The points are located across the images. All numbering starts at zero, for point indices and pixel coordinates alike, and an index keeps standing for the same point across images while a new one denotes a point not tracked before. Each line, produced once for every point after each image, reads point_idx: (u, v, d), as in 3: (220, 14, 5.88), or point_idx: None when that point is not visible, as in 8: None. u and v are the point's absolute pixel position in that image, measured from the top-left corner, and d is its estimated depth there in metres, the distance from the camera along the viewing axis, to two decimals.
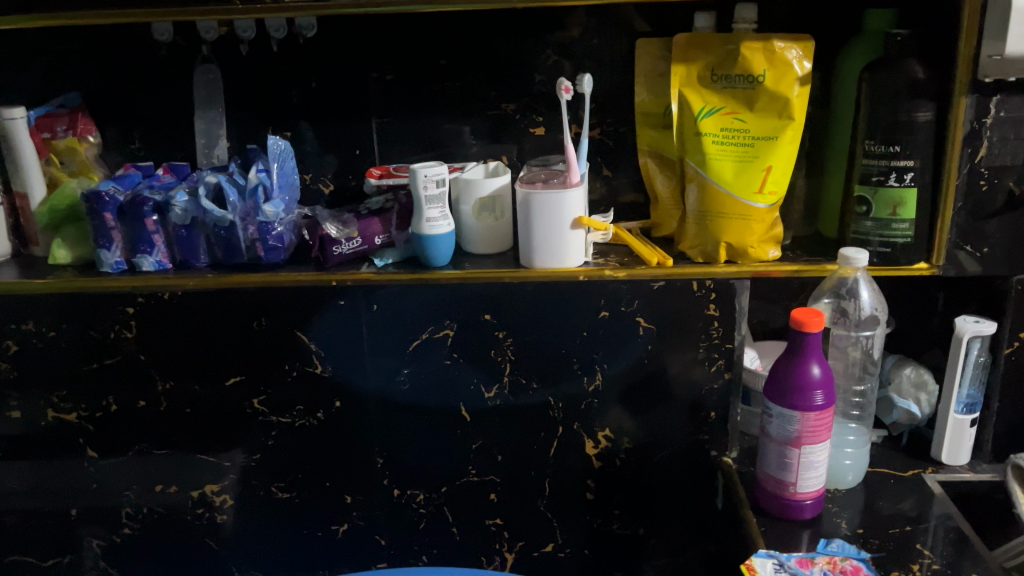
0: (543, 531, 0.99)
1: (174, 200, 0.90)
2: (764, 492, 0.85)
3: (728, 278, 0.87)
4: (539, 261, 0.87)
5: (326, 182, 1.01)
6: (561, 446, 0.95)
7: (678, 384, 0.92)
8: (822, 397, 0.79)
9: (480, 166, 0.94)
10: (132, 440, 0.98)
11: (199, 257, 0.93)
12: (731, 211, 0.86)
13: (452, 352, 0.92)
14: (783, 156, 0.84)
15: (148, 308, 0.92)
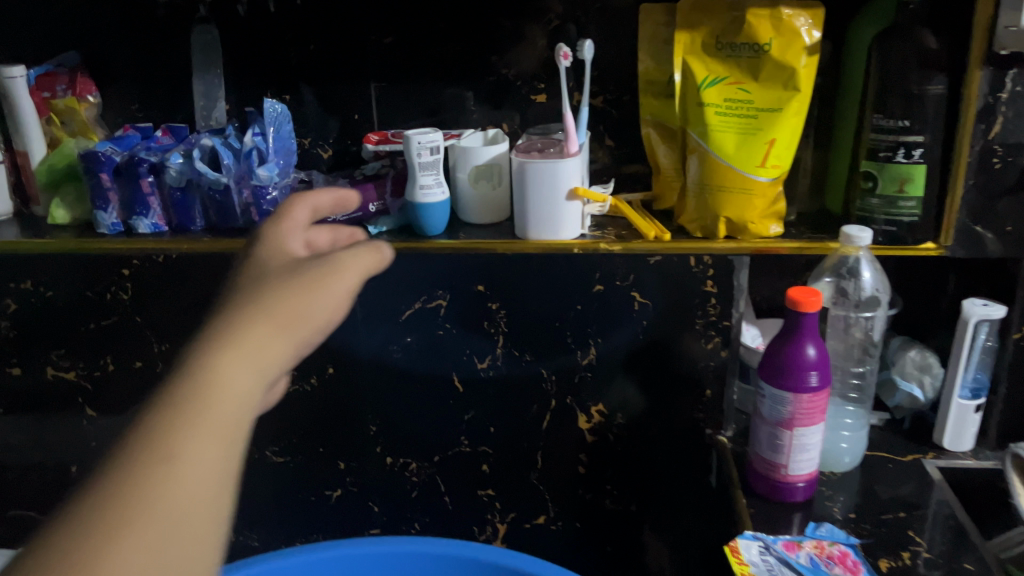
0: (536, 504, 0.98)
1: (169, 162, 0.90)
2: (756, 473, 0.83)
3: (727, 254, 0.85)
4: (534, 231, 0.85)
5: (325, 146, 1.00)
6: (554, 419, 0.94)
7: (674, 360, 0.90)
8: (816, 379, 0.76)
9: (478, 133, 0.92)
10: (129, 400, 0.99)
11: (194, 220, 0.93)
12: (733, 185, 0.83)
13: (444, 323, 0.91)
14: (788, 129, 0.81)
15: (142, 272, 0.93)
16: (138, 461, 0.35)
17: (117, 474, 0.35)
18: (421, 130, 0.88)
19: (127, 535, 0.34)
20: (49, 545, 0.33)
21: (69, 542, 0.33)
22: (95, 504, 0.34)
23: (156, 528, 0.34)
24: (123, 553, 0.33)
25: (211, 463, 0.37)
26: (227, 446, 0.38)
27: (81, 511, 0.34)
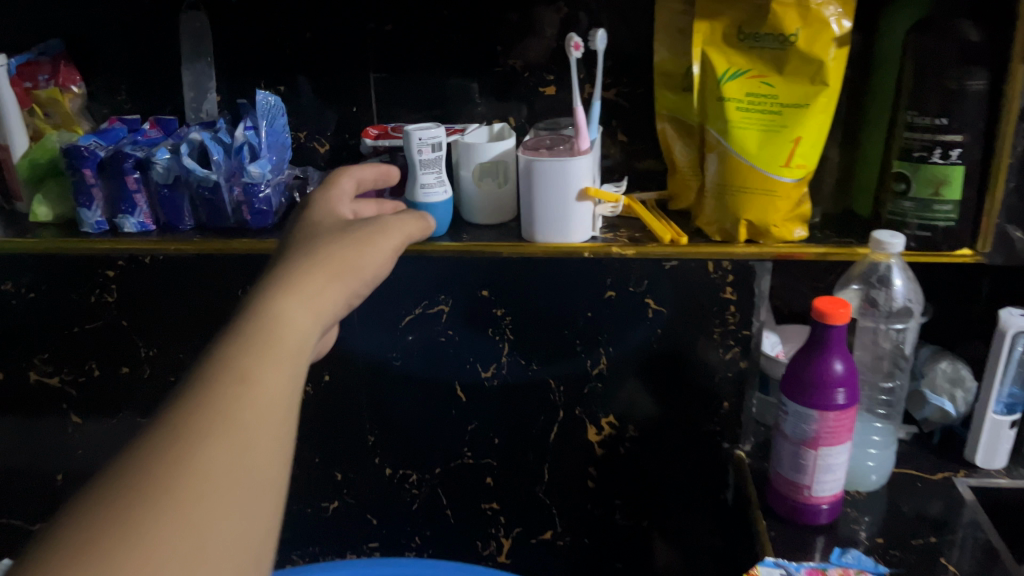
0: (542, 518, 0.93)
1: (155, 158, 0.84)
2: (776, 492, 0.78)
3: (748, 259, 0.80)
4: (542, 234, 0.80)
5: (322, 141, 0.95)
6: (562, 430, 0.89)
7: (689, 370, 0.85)
8: (844, 396, 0.71)
9: (483, 128, 0.87)
10: (116, 406, 0.95)
11: (183, 220, 0.88)
12: (755, 186, 0.77)
13: (447, 329, 0.86)
14: (814, 126, 0.76)
15: (128, 273, 0.88)
16: (223, 369, 0.39)
17: (205, 378, 0.39)
18: (422, 125, 0.83)
19: (220, 425, 0.37)
20: (156, 434, 0.36)
21: (173, 430, 0.36)
22: (189, 401, 0.38)
23: (243, 419, 0.38)
24: (221, 437, 0.37)
25: (280, 376, 0.41)
26: (295, 364, 0.42)
27: (177, 407, 0.37)
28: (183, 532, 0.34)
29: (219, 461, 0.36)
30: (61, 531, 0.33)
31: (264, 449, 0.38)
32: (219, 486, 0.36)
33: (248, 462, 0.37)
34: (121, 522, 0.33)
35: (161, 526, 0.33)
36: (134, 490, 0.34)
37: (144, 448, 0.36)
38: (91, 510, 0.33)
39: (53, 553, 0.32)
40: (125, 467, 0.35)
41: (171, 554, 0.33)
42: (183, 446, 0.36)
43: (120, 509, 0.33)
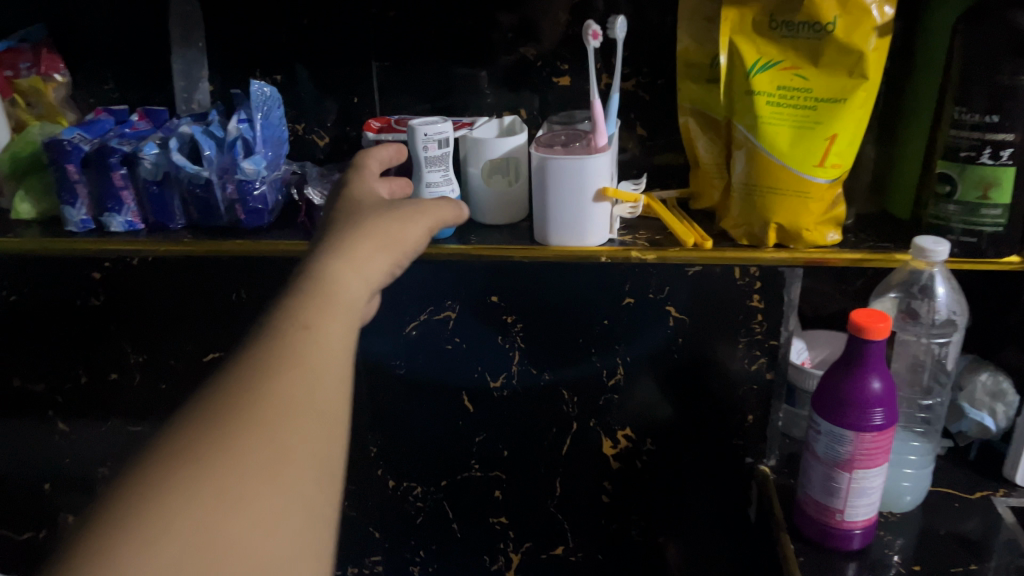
0: (553, 533, 0.88)
1: (142, 153, 0.79)
2: (805, 515, 0.73)
3: (777, 265, 0.75)
4: (556, 237, 0.74)
5: (321, 133, 0.89)
6: (575, 443, 0.84)
7: (712, 381, 0.80)
8: (882, 417, 0.66)
9: (493, 122, 0.82)
10: (105, 414, 0.90)
11: (174, 219, 0.83)
12: (786, 187, 0.72)
13: (454, 337, 0.81)
14: (851, 122, 0.70)
15: (116, 274, 0.83)
16: (290, 314, 0.43)
17: (274, 322, 0.42)
18: (428, 118, 0.78)
19: (293, 358, 0.40)
20: (237, 367, 0.40)
21: (251, 364, 0.40)
22: (262, 341, 0.41)
23: (311, 357, 0.41)
24: (295, 368, 0.40)
25: (344, 324, 0.44)
26: (352, 314, 0.46)
27: (252, 347, 0.41)
28: (268, 444, 0.37)
29: (295, 388, 0.39)
30: (160, 443, 0.36)
31: (331, 383, 0.41)
32: (297, 407, 0.39)
33: (319, 392, 0.40)
34: (213, 432, 0.36)
35: (250, 436, 0.37)
36: (225, 408, 0.37)
37: (226, 379, 0.39)
38: (186, 425, 0.37)
39: (160, 457, 0.35)
40: (213, 392, 0.38)
41: (259, 462, 0.36)
42: (261, 374, 0.39)
43: (212, 423, 0.37)
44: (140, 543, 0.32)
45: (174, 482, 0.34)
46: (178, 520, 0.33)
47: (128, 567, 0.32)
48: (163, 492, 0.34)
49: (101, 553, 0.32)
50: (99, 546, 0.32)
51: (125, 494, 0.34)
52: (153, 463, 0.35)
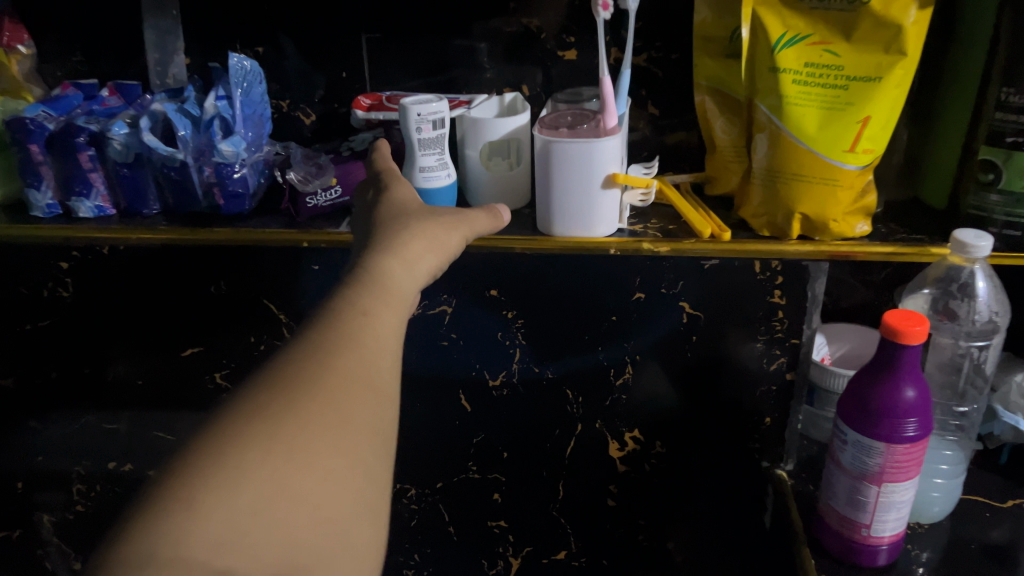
0: (555, 537, 0.83)
1: (111, 133, 0.72)
2: (827, 527, 0.68)
3: (802, 258, 0.69)
4: (561, 227, 0.68)
5: (307, 111, 0.82)
6: (579, 445, 0.79)
7: (728, 381, 0.74)
8: (915, 427, 0.61)
9: (493, 99, 0.75)
10: (79, 409, 0.85)
11: (147, 204, 0.77)
12: (813, 174, 0.66)
13: (450, 333, 0.75)
14: (886, 103, 0.64)
15: (85, 264, 0.77)
16: (351, 301, 0.46)
17: (336, 306, 0.45)
18: (421, 96, 0.72)
19: (354, 339, 0.44)
20: (303, 344, 0.43)
21: (317, 342, 0.43)
22: (325, 321, 0.44)
23: (371, 339, 0.44)
24: (355, 349, 0.43)
25: (388, 327, 0.46)
26: (403, 305, 0.49)
27: (316, 326, 0.44)
28: (330, 420, 0.40)
29: (356, 367, 0.43)
30: (234, 405, 0.39)
31: (385, 366, 0.44)
32: (357, 386, 0.42)
33: (376, 373, 0.43)
34: (281, 403, 0.39)
35: (314, 406, 0.40)
36: (293, 379, 0.41)
37: (294, 354, 0.42)
38: (256, 395, 0.40)
39: (234, 418, 0.38)
40: (282, 364, 0.42)
41: (322, 430, 0.39)
42: (309, 371, 0.41)
43: (281, 393, 0.40)
44: (219, 490, 0.36)
45: (248, 440, 0.37)
46: (250, 476, 0.37)
47: (209, 511, 0.35)
48: (239, 447, 0.37)
49: (184, 496, 0.35)
50: (181, 489, 0.35)
51: (203, 447, 0.37)
52: (230, 422, 0.38)
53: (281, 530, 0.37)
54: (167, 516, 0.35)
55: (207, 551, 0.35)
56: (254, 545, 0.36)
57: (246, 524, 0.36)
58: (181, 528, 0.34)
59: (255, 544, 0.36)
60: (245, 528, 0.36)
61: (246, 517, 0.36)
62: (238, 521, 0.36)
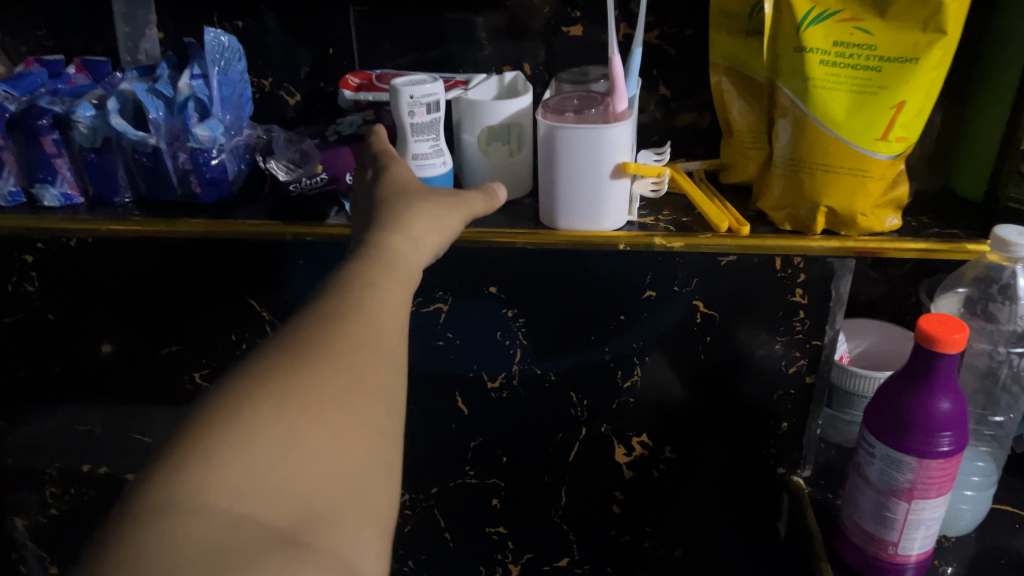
0: (557, 544, 0.79)
1: (76, 115, 0.66)
2: (849, 541, 0.64)
3: (826, 255, 0.63)
4: (565, 219, 0.63)
5: (291, 90, 0.76)
6: (583, 449, 0.74)
7: (743, 384, 0.69)
8: (950, 441, 0.56)
9: (493, 79, 0.69)
10: (51, 410, 0.80)
11: (118, 192, 0.71)
12: (840, 164, 0.60)
13: (445, 332, 0.70)
14: (923, 87, 0.58)
15: (51, 257, 0.72)
16: (354, 277, 0.44)
17: (339, 282, 0.43)
18: (415, 77, 0.66)
19: (362, 307, 0.41)
20: (308, 316, 0.40)
21: (325, 311, 0.40)
22: (330, 295, 0.42)
23: (378, 310, 0.42)
24: (364, 316, 0.41)
25: (396, 297, 0.44)
26: (407, 284, 0.47)
27: (320, 301, 0.42)
28: (347, 376, 0.37)
29: (366, 332, 0.40)
30: (242, 371, 0.36)
31: (395, 334, 0.42)
32: (370, 347, 0.39)
33: (386, 339, 0.41)
34: (296, 361, 0.37)
35: (326, 366, 0.37)
36: (302, 344, 0.38)
37: (304, 321, 0.40)
38: (270, 358, 0.37)
39: (243, 380, 0.35)
40: (290, 333, 0.39)
41: (335, 387, 0.36)
42: (323, 332, 0.39)
43: (290, 356, 0.37)
44: (233, 441, 0.32)
45: (261, 394, 0.34)
46: (267, 427, 0.33)
47: (224, 461, 0.31)
48: (252, 402, 0.34)
49: (198, 446, 0.32)
50: (195, 442, 0.32)
51: (213, 406, 0.34)
52: (239, 383, 0.35)
53: (301, 480, 0.32)
54: (182, 465, 0.31)
55: (226, 498, 0.30)
56: (276, 493, 0.32)
57: (264, 473, 0.32)
58: (197, 476, 0.31)
59: (275, 493, 0.32)
60: (269, 476, 0.32)
61: (263, 467, 0.32)
62: (257, 470, 0.32)
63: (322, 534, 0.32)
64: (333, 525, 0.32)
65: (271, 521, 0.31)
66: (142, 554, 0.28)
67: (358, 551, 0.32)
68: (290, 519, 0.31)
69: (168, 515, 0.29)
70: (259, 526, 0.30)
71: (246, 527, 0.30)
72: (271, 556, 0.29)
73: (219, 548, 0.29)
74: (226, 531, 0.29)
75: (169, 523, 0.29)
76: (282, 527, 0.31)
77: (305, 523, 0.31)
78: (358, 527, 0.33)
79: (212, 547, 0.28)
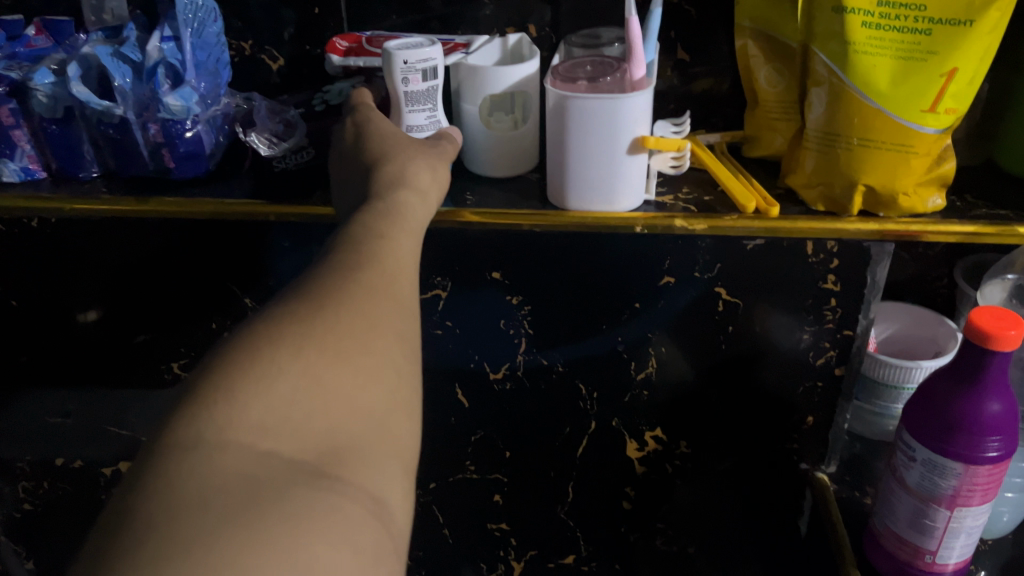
0: (563, 540, 0.75)
1: (33, 83, 0.59)
2: (880, 547, 0.59)
3: (862, 239, 0.58)
4: (576, 199, 0.57)
5: (273, 54, 0.69)
6: (592, 444, 0.69)
7: (767, 375, 0.64)
8: (998, 446, 0.51)
9: (495, 41, 0.63)
10: (21, 401, 0.75)
11: (84, 166, 0.65)
12: (883, 139, 0.54)
13: (444, 321, 0.65)
14: (977, 52, 0.52)
15: (12, 238, 0.66)
16: (369, 224, 0.40)
17: (353, 228, 0.39)
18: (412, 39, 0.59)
19: (381, 250, 0.38)
20: (324, 261, 0.37)
21: (342, 255, 0.37)
22: (344, 240, 0.38)
23: (397, 254, 0.38)
24: (383, 258, 0.37)
25: (415, 240, 0.41)
26: (420, 235, 0.43)
27: (339, 244, 0.38)
28: (375, 310, 0.34)
29: (386, 274, 0.36)
30: (259, 314, 0.34)
31: (413, 278, 0.38)
32: (397, 285, 0.36)
33: (407, 281, 0.37)
34: (323, 298, 0.34)
35: (351, 301, 0.34)
36: (321, 284, 0.35)
37: (328, 260, 0.37)
38: (294, 296, 0.34)
39: (261, 321, 0.33)
40: (307, 277, 0.36)
41: (356, 324, 0.33)
42: (348, 267, 0.36)
43: (310, 297, 0.34)
44: (255, 375, 0.30)
45: (284, 330, 0.32)
46: (290, 363, 0.31)
47: (249, 399, 0.30)
48: (274, 339, 0.32)
49: (218, 385, 0.30)
50: (215, 380, 0.30)
51: (232, 347, 0.32)
52: (258, 324, 0.33)
53: (323, 417, 0.31)
54: (200, 403, 0.29)
55: (250, 434, 0.29)
56: (298, 429, 0.30)
57: (288, 410, 0.30)
58: (222, 413, 0.29)
59: (298, 430, 0.30)
60: (291, 413, 0.30)
61: (286, 404, 0.30)
62: (281, 407, 0.30)
63: (347, 467, 0.30)
64: (357, 458, 0.30)
65: (294, 456, 0.29)
66: (174, 487, 0.27)
67: (384, 484, 0.31)
68: (314, 453, 0.30)
69: (197, 451, 0.28)
70: (283, 462, 0.29)
71: (271, 462, 0.28)
72: (298, 488, 0.28)
73: (248, 483, 0.27)
74: (251, 467, 0.28)
75: (194, 460, 0.28)
76: (306, 462, 0.29)
77: (328, 458, 0.30)
78: (384, 463, 0.31)
79: (240, 481, 0.27)
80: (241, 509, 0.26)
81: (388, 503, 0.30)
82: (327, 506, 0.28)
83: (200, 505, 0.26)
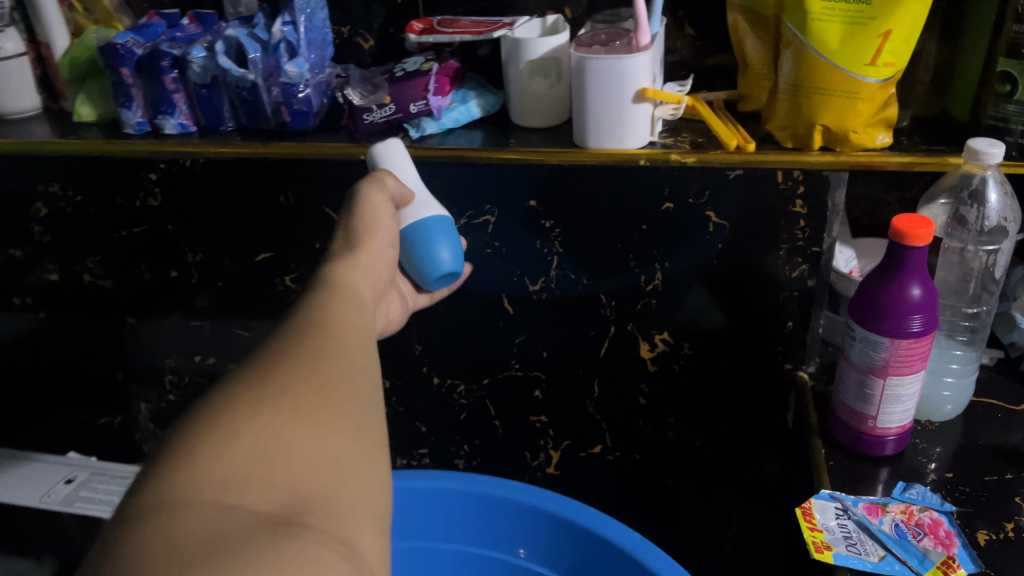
0: (591, 430, 0.91)
1: (191, 57, 0.80)
2: (839, 421, 0.73)
3: (822, 169, 0.72)
4: (595, 140, 0.73)
5: (365, 36, 0.88)
6: (613, 346, 0.85)
7: (752, 287, 0.79)
8: (920, 323, 0.65)
9: (536, 22, 0.80)
10: (168, 309, 0.96)
11: (223, 121, 0.85)
12: (834, 88, 0.67)
13: (493, 241, 0.82)
14: (910, 16, 0.64)
15: (171, 176, 0.87)
16: (309, 317, 0.44)
17: (297, 321, 0.44)
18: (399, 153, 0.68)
19: (320, 344, 0.42)
20: (273, 349, 0.41)
21: (287, 344, 0.41)
22: (294, 330, 0.43)
23: (338, 341, 0.43)
24: (325, 343, 0.42)
25: (353, 329, 0.45)
26: (364, 315, 0.47)
27: (283, 335, 0.43)
28: (314, 392, 0.39)
29: (326, 359, 0.41)
30: (216, 394, 0.38)
31: (359, 357, 0.43)
32: (334, 371, 0.40)
33: (348, 363, 0.42)
34: (267, 382, 0.38)
35: (294, 384, 0.38)
36: (269, 368, 0.39)
37: (270, 352, 0.41)
38: (245, 380, 0.38)
39: (218, 400, 0.37)
40: (258, 362, 0.40)
41: (301, 397, 0.38)
42: (284, 359, 0.40)
43: (261, 379, 0.39)
44: (216, 446, 0.34)
45: (235, 408, 0.36)
46: (243, 436, 0.35)
47: (208, 463, 0.34)
48: (230, 414, 0.36)
49: (185, 455, 0.34)
50: (182, 453, 0.34)
51: (189, 427, 0.36)
52: (217, 402, 0.37)
53: (283, 476, 0.35)
54: (173, 471, 0.33)
55: (214, 491, 0.33)
56: (261, 484, 0.34)
57: (248, 470, 0.34)
58: (187, 477, 0.33)
59: (262, 485, 0.34)
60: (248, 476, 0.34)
61: (246, 466, 0.34)
62: (239, 468, 0.34)
63: (315, 515, 0.34)
64: (324, 508, 0.34)
65: (258, 507, 0.33)
66: (153, 544, 0.31)
67: (352, 529, 0.35)
68: (278, 505, 0.34)
69: (169, 512, 0.32)
70: (252, 513, 0.33)
71: (239, 515, 0.32)
72: (266, 535, 0.32)
73: (220, 534, 0.31)
74: (219, 519, 0.32)
75: (171, 519, 0.32)
76: (272, 513, 0.33)
77: (293, 508, 0.34)
78: (351, 507, 0.36)
79: (211, 533, 0.31)
80: (217, 552, 0.30)
81: (356, 544, 0.34)
82: (299, 547, 0.32)
83: (178, 557, 0.30)
